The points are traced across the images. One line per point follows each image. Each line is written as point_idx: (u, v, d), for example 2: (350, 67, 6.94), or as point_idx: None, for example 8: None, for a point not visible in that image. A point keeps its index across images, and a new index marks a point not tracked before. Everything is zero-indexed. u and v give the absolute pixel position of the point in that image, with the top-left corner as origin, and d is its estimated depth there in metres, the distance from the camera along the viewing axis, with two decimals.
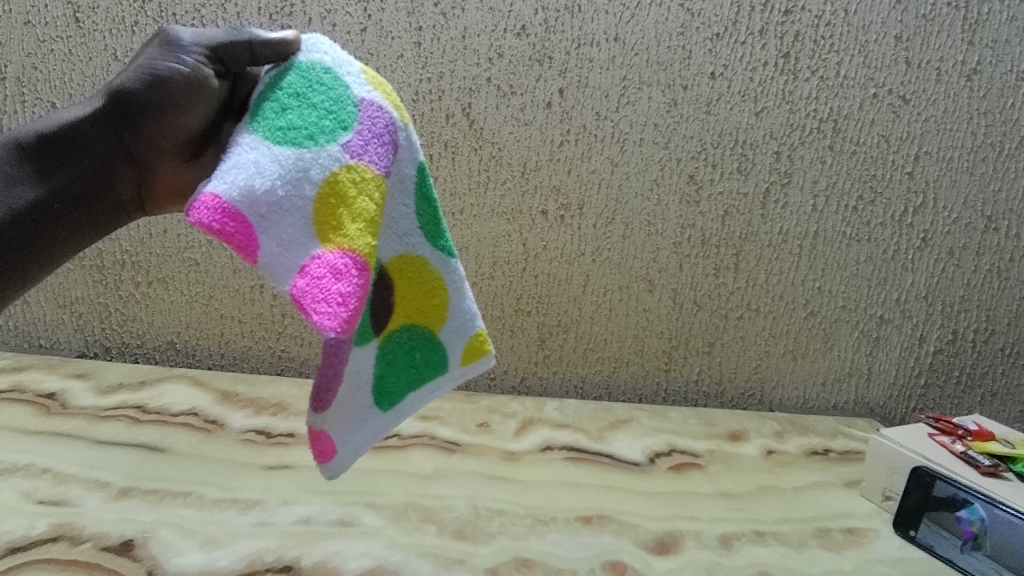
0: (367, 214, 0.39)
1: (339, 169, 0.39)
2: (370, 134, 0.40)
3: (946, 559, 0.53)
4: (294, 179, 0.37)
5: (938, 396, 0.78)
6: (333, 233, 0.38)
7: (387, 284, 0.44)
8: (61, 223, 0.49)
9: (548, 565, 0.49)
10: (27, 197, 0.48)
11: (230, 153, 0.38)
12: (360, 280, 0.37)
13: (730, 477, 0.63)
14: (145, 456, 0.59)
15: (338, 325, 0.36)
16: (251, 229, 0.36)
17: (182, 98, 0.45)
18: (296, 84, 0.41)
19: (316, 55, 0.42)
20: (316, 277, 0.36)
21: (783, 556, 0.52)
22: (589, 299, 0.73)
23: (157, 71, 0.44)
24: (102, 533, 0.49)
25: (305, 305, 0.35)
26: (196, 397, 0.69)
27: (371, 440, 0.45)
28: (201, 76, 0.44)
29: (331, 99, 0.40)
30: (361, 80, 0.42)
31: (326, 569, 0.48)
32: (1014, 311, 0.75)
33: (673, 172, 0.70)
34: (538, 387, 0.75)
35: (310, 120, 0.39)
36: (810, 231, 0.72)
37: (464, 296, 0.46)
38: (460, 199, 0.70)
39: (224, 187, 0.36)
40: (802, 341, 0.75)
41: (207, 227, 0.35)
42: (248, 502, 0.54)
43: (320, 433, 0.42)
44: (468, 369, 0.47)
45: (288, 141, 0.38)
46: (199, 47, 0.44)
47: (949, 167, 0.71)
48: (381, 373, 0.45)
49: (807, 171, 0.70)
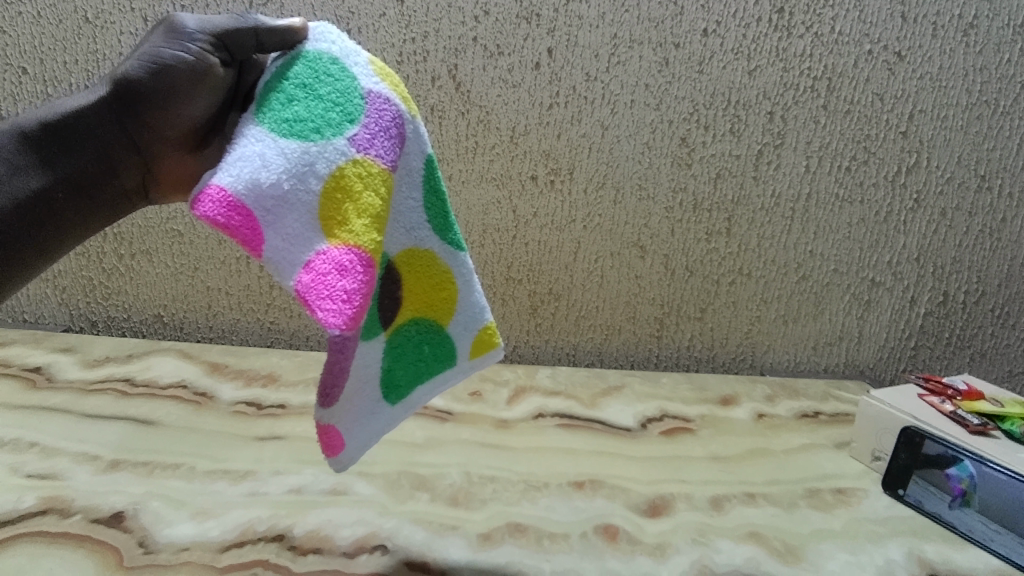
0: (372, 209, 0.38)
1: (345, 163, 0.38)
2: (376, 127, 0.39)
3: (936, 516, 0.54)
4: (300, 173, 0.37)
5: (928, 357, 0.78)
6: (338, 229, 0.37)
7: (395, 278, 0.43)
8: (64, 210, 0.48)
9: (541, 530, 0.49)
10: (29, 185, 0.46)
11: (235, 144, 0.37)
12: (366, 276, 0.37)
13: (721, 441, 0.63)
14: (134, 429, 0.59)
15: (343, 321, 0.35)
16: (257, 223, 0.36)
17: (184, 87, 0.43)
18: (302, 74, 0.40)
19: (322, 44, 0.41)
20: (321, 273, 0.36)
21: (773, 516, 0.53)
22: (580, 267, 0.72)
23: (161, 60, 0.43)
24: (91, 506, 0.49)
25: (310, 302, 0.35)
26: (185, 369, 0.68)
27: (379, 434, 0.44)
28: (206, 65, 0.42)
29: (338, 90, 0.39)
30: (369, 70, 0.41)
31: (319, 537, 0.48)
32: (1005, 272, 0.75)
33: (665, 135, 0.69)
34: (530, 356, 0.75)
35: (317, 112, 0.38)
36: (803, 193, 0.71)
37: (473, 289, 0.46)
38: (447, 165, 0.68)
39: (230, 180, 0.36)
40: (794, 305, 0.75)
41: (212, 220, 0.35)
42: (239, 473, 0.54)
43: (330, 427, 0.41)
44: (477, 361, 0.47)
45: (294, 134, 0.38)
46: (204, 34, 0.42)
47: (943, 125, 0.70)
48: (389, 366, 0.44)
49: (800, 131, 0.69)
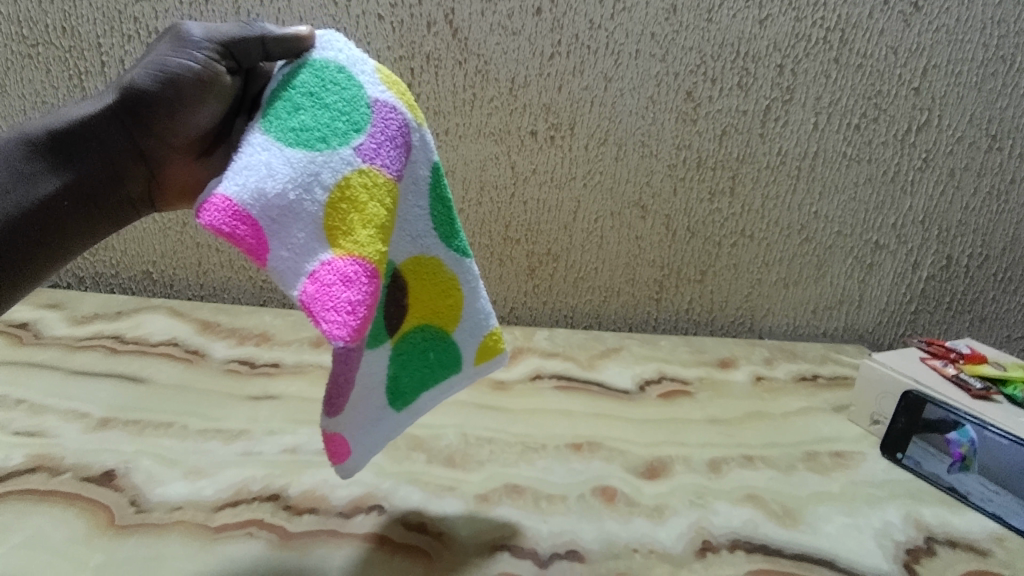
0: (378, 219, 0.38)
1: (351, 173, 0.38)
2: (382, 136, 0.39)
3: (936, 477, 0.54)
4: (305, 183, 0.37)
5: (928, 322, 0.77)
6: (342, 238, 0.37)
7: (401, 286, 0.43)
8: (71, 220, 0.46)
9: (539, 491, 0.49)
10: (37, 193, 0.44)
11: (242, 153, 0.37)
12: (370, 287, 0.37)
13: (719, 404, 0.63)
14: (124, 386, 0.57)
15: (347, 333, 0.35)
16: (262, 232, 0.36)
17: (190, 94, 0.43)
18: (309, 83, 0.40)
19: (329, 52, 0.41)
20: (325, 283, 0.36)
21: (771, 479, 0.52)
22: (579, 227, 0.70)
23: (168, 68, 0.43)
24: (81, 464, 0.48)
25: (314, 313, 0.35)
26: (176, 327, 0.67)
27: (384, 441, 0.44)
28: (213, 72, 0.43)
29: (345, 99, 0.39)
30: (376, 79, 0.41)
31: (314, 497, 0.47)
32: (1010, 236, 0.74)
33: (670, 88, 0.66)
34: (527, 317, 0.74)
35: (322, 121, 0.39)
36: (810, 151, 0.69)
37: (478, 296, 0.46)
38: (444, 118, 0.66)
39: (236, 190, 0.36)
40: (795, 268, 0.74)
41: (217, 229, 0.35)
42: (232, 432, 0.53)
43: (337, 435, 0.41)
44: (482, 368, 0.47)
45: (299, 142, 0.38)
46: (210, 42, 0.42)
47: (957, 81, 0.68)
48: (395, 373, 0.44)
49: (810, 86, 0.67)
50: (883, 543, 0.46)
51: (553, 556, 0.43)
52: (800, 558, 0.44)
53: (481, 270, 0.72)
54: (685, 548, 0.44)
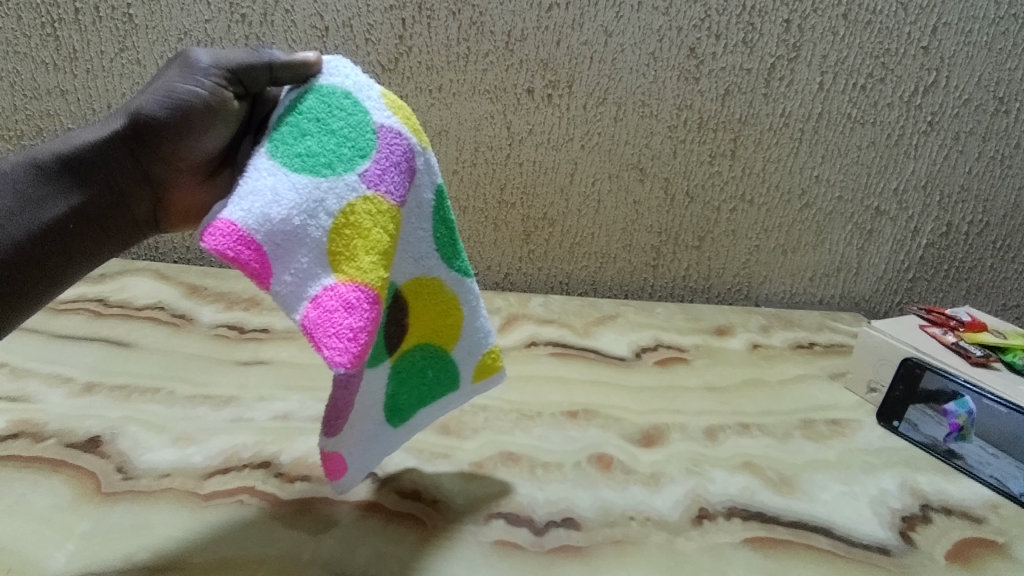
0: (381, 245, 0.37)
1: (356, 200, 0.37)
2: (387, 162, 0.38)
3: (933, 440, 0.54)
4: (310, 209, 0.36)
5: (925, 290, 0.77)
6: (345, 264, 0.36)
7: (402, 306, 0.42)
8: (76, 243, 0.43)
9: (534, 459, 0.48)
10: (42, 217, 0.42)
11: (246, 178, 0.36)
12: (372, 313, 0.36)
13: (716, 371, 0.62)
14: (109, 351, 0.56)
15: (348, 360, 0.35)
16: (266, 257, 0.35)
17: (197, 122, 0.42)
18: (316, 108, 0.38)
19: (336, 78, 0.40)
20: (328, 309, 0.35)
21: (767, 447, 0.52)
22: (576, 191, 0.69)
23: (176, 96, 0.41)
24: (66, 430, 0.47)
25: (316, 338, 0.35)
26: (162, 290, 0.65)
27: (380, 456, 0.44)
28: (220, 100, 0.41)
29: (351, 125, 0.38)
30: (381, 104, 0.39)
31: (306, 464, 0.46)
32: (1012, 203, 0.73)
33: (672, 44, 0.63)
34: (522, 284, 0.73)
35: (329, 147, 0.37)
36: (814, 113, 0.67)
37: (478, 315, 0.45)
38: (437, 74, 0.63)
39: (241, 215, 0.35)
40: (794, 234, 0.72)
41: (221, 253, 0.34)
42: (221, 398, 0.52)
43: (334, 453, 0.39)
44: (479, 385, 0.47)
45: (305, 168, 0.37)
46: (218, 69, 0.41)
47: (967, 41, 0.66)
48: (393, 391, 0.43)
49: (817, 43, 0.65)
50: (879, 511, 0.46)
51: (549, 523, 0.42)
52: (797, 525, 0.44)
53: (476, 234, 0.70)
54: (682, 516, 0.44)
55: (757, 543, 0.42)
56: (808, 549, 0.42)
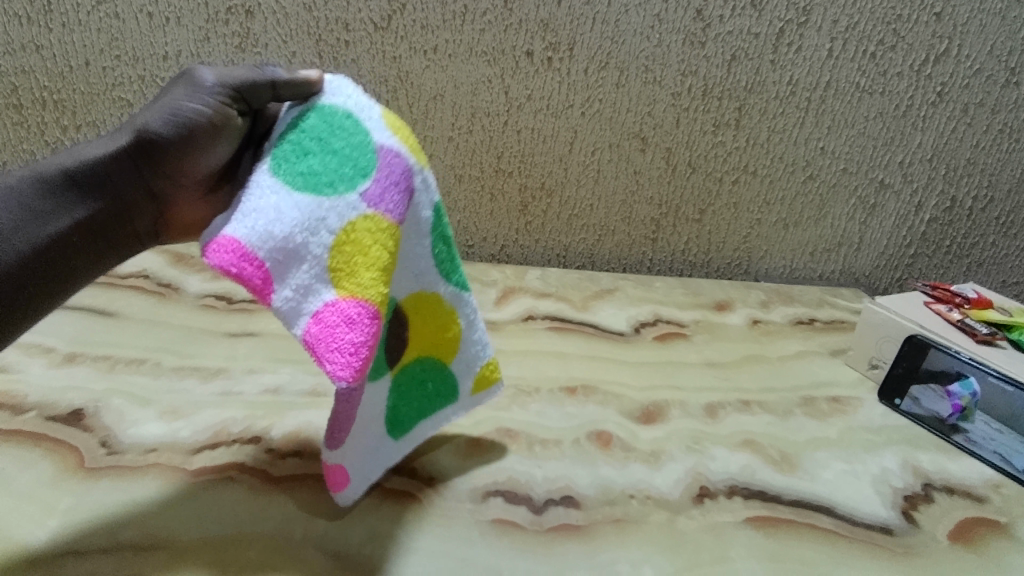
0: (381, 262, 0.35)
1: (356, 217, 0.35)
2: (388, 180, 0.37)
3: (933, 414, 0.53)
4: (311, 226, 0.34)
5: (925, 266, 0.76)
6: (346, 280, 0.34)
7: (401, 321, 0.41)
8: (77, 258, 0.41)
9: (533, 436, 0.47)
10: (46, 231, 0.39)
11: (248, 197, 0.35)
12: (372, 328, 0.34)
13: (716, 347, 0.61)
14: (92, 320, 0.54)
15: (349, 374, 0.33)
16: (268, 273, 0.33)
17: (202, 141, 0.40)
18: (318, 127, 0.37)
19: (338, 98, 0.38)
20: (329, 325, 0.33)
21: (769, 424, 0.51)
22: (575, 160, 0.67)
23: (181, 115, 0.39)
24: (47, 402, 0.45)
25: (317, 352, 0.33)
26: (147, 258, 0.63)
27: (382, 468, 0.42)
28: (225, 118, 0.40)
29: (352, 145, 0.37)
30: (381, 124, 0.38)
31: (300, 439, 0.45)
32: (1017, 178, 0.71)
33: (678, 5, 0.61)
34: (518, 256, 0.71)
35: (331, 166, 0.36)
36: (822, 81, 0.65)
37: (475, 328, 0.44)
38: (432, 34, 0.60)
39: (244, 232, 0.33)
40: (797, 208, 0.71)
41: (224, 270, 0.33)
42: (210, 370, 0.50)
43: (336, 465, 0.38)
44: (479, 397, 0.45)
45: (308, 187, 0.35)
46: (222, 87, 0.39)
47: (981, 8, 0.63)
48: (393, 404, 0.42)
49: (827, 8, 0.62)
50: (881, 490, 0.45)
51: (547, 501, 0.41)
52: (799, 504, 0.43)
53: (471, 204, 0.68)
54: (683, 494, 0.43)
55: (759, 522, 0.41)
56: (810, 528, 0.41)
